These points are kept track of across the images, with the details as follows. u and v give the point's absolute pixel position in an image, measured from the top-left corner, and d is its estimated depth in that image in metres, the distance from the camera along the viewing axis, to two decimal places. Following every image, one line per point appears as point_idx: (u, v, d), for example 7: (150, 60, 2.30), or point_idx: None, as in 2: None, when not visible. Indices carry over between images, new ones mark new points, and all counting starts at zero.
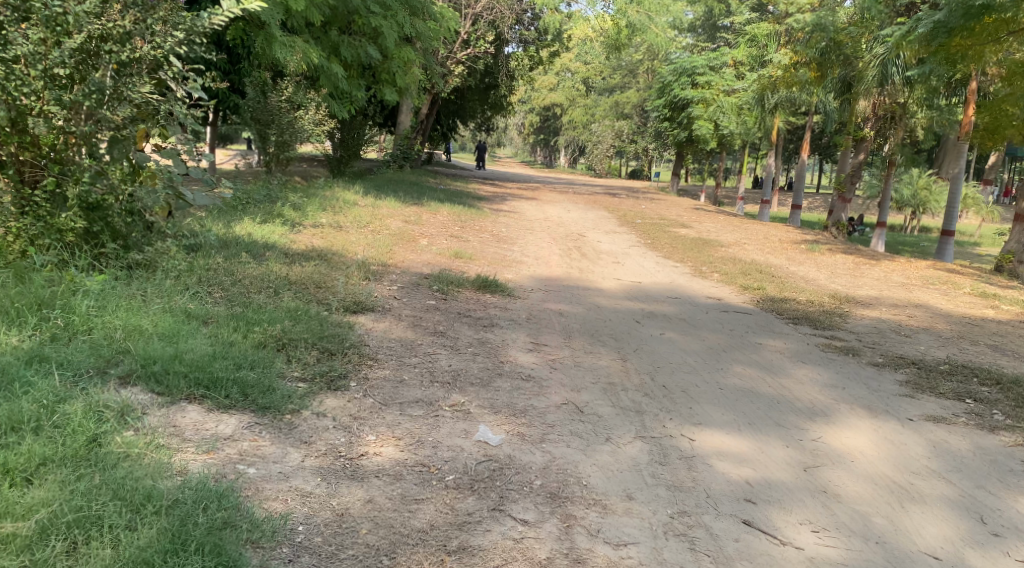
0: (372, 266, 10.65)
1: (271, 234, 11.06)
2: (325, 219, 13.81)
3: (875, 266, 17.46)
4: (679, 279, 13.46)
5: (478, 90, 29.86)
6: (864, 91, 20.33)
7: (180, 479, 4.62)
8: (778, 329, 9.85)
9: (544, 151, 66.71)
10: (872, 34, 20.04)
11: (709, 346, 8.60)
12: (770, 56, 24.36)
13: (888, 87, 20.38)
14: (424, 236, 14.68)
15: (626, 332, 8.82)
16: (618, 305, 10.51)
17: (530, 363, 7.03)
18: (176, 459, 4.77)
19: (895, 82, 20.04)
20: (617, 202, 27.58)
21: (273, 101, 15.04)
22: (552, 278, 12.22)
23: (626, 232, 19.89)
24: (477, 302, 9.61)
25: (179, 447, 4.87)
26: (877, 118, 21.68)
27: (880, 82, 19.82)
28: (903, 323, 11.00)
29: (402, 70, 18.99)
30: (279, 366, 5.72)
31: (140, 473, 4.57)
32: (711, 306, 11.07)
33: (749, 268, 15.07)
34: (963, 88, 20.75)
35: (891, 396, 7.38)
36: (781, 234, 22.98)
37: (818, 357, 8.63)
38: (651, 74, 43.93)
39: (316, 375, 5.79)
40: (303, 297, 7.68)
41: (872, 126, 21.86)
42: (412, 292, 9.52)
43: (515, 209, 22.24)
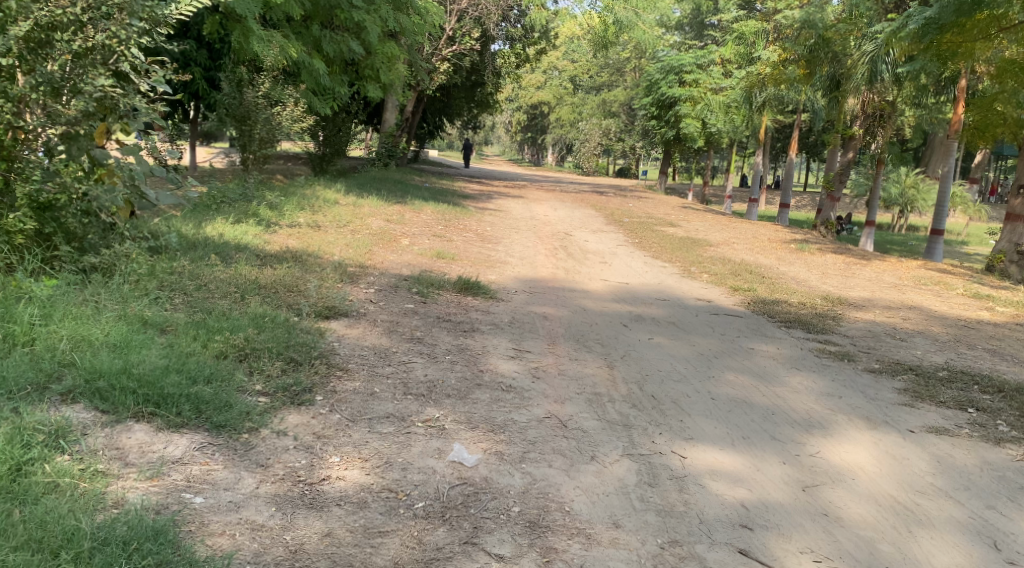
0: (350, 268, 10.26)
1: (245, 235, 10.66)
2: (302, 218, 13.42)
3: (866, 266, 17.15)
4: (667, 280, 13.11)
5: (464, 87, 29.28)
6: (853, 88, 20.01)
7: (114, 514, 4.25)
8: (770, 333, 9.51)
9: (531, 150, 66.36)
10: (861, 32, 19.62)
11: (699, 352, 8.26)
12: (758, 54, 24.05)
13: (877, 85, 20.01)
14: (406, 236, 14.28)
15: (612, 337, 8.46)
16: (605, 308, 10.15)
17: (511, 371, 6.66)
18: (113, 490, 4.41)
19: (884, 80, 19.66)
20: (604, 201, 27.24)
21: (250, 97, 14.61)
22: (537, 279, 11.85)
23: (613, 231, 19.53)
24: (457, 305, 9.23)
25: (119, 475, 4.52)
26: (866, 116, 21.40)
27: (869, 80, 19.40)
28: (898, 326, 10.66)
29: (385, 66, 18.52)
30: (239, 380, 5.36)
31: (66, 509, 4.19)
32: (701, 309, 10.72)
33: (738, 268, 14.73)
34: (952, 86, 20.43)
35: (890, 405, 7.03)
36: (770, 233, 22.69)
37: (811, 363, 8.29)
38: (638, 72, 43.63)
39: (278, 389, 5.43)
40: (272, 302, 7.31)
41: (861, 125, 21.55)
42: (391, 296, 9.15)
43: (501, 207, 21.86)
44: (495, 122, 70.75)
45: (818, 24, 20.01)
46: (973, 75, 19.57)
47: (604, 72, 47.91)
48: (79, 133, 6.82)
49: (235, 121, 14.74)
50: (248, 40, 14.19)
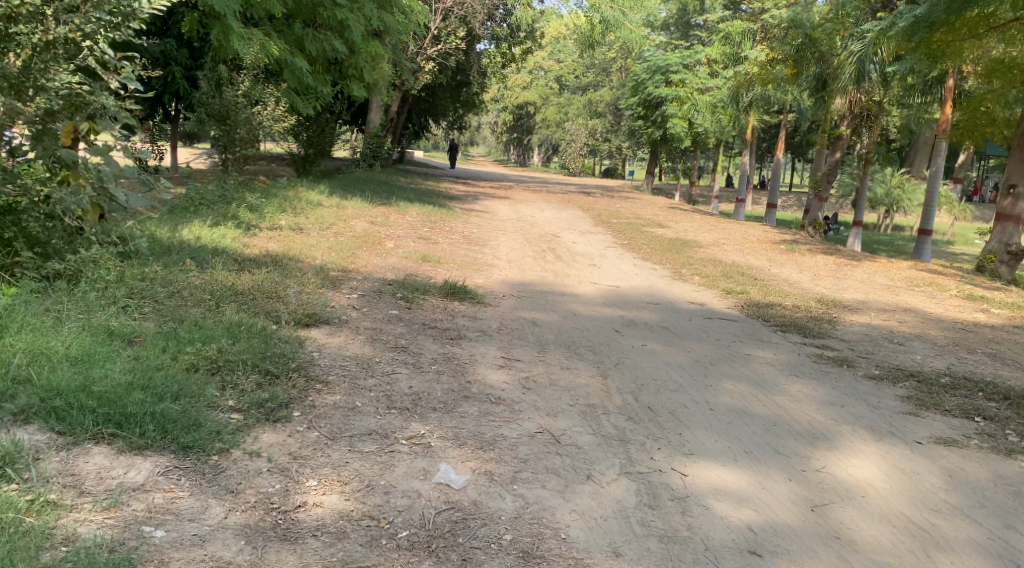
0: (332, 272, 9.92)
1: (224, 238, 10.32)
2: (283, 220, 13.07)
3: (857, 267, 16.92)
4: (658, 282, 12.80)
5: (450, 87, 28.90)
6: (841, 87, 19.80)
7: (62, 554, 3.98)
8: (766, 338, 9.22)
9: (516, 150, 66.01)
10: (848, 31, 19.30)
11: (694, 359, 7.96)
12: (745, 54, 23.81)
13: (865, 86, 19.88)
14: (390, 238, 13.93)
15: (604, 343, 8.16)
16: (596, 313, 9.84)
17: (500, 382, 6.36)
18: (64, 524, 4.14)
19: (872, 80, 19.54)
20: (592, 202, 26.96)
21: (230, 97, 14.25)
22: (524, 283, 11.52)
23: (601, 232, 19.23)
24: (442, 311, 8.90)
25: (72, 506, 4.25)
26: (854, 117, 21.19)
27: (857, 80, 19.23)
28: (895, 329, 10.38)
29: (370, 65, 18.14)
30: (209, 395, 5.07)
31: (10, 549, 3.92)
32: (694, 313, 10.43)
33: (729, 270, 14.43)
34: (938, 87, 20.11)
35: (894, 415, 6.73)
36: (759, 234, 22.46)
37: (811, 370, 8.01)
38: (624, 72, 43.38)
39: (253, 405, 5.14)
40: (249, 310, 7.00)
41: (849, 125, 21.32)
42: (375, 301, 8.81)
43: (487, 209, 21.52)
44: (481, 122, 70.41)
45: (805, 24, 19.78)
46: (962, 74, 19.32)
47: (590, 72, 47.64)
48: (43, 131, 6.61)
49: (214, 121, 14.38)
50: (227, 39, 13.84)
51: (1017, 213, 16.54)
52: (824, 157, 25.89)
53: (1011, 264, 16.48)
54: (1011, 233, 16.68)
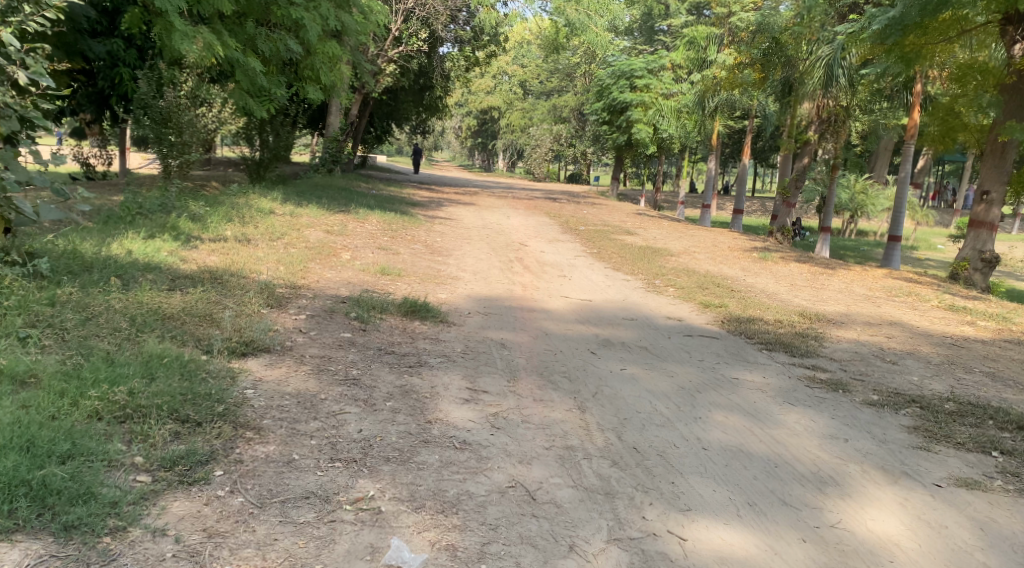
0: (279, 290, 9.13)
1: (160, 257, 9.54)
2: (229, 230, 12.21)
3: (833, 275, 16.33)
4: (631, 295, 12.10)
5: (413, 91, 28.06)
6: (808, 91, 19.04)
7: None
8: (751, 358, 8.50)
9: (482, 156, 65.09)
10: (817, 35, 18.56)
11: (678, 386, 7.20)
12: (711, 58, 23.24)
13: (833, 90, 18.54)
14: (346, 249, 13.07)
15: (580, 368, 7.43)
16: (568, 331, 9.13)
17: (466, 417, 5.70)
18: None
19: (841, 85, 18.42)
20: (558, 208, 26.29)
21: (171, 98, 13.25)
22: (489, 297, 10.74)
23: (569, 240, 18.48)
24: (400, 333, 8.13)
25: None
26: (821, 121, 20.60)
27: (824, 84, 18.16)
28: (885, 344, 9.63)
29: (327, 67, 17.24)
30: (108, 455, 4.57)
31: None
32: (673, 330, 9.72)
33: (704, 281, 13.71)
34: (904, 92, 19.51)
35: (904, 449, 5.98)
36: (729, 241, 21.97)
37: (805, 397, 7.20)
38: (588, 77, 42.70)
39: (163, 465, 4.64)
40: (174, 341, 6.40)
41: (816, 130, 20.80)
42: (326, 324, 8.06)
43: (453, 216, 20.72)
44: (445, 126, 69.43)
45: (773, 27, 19.41)
46: (929, 80, 18.88)
47: (552, 77, 46.92)
48: None
49: (156, 125, 13.33)
50: (170, 37, 13.01)
51: (990, 220, 16.01)
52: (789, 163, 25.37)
53: (984, 272, 15.96)
54: (984, 240, 16.15)
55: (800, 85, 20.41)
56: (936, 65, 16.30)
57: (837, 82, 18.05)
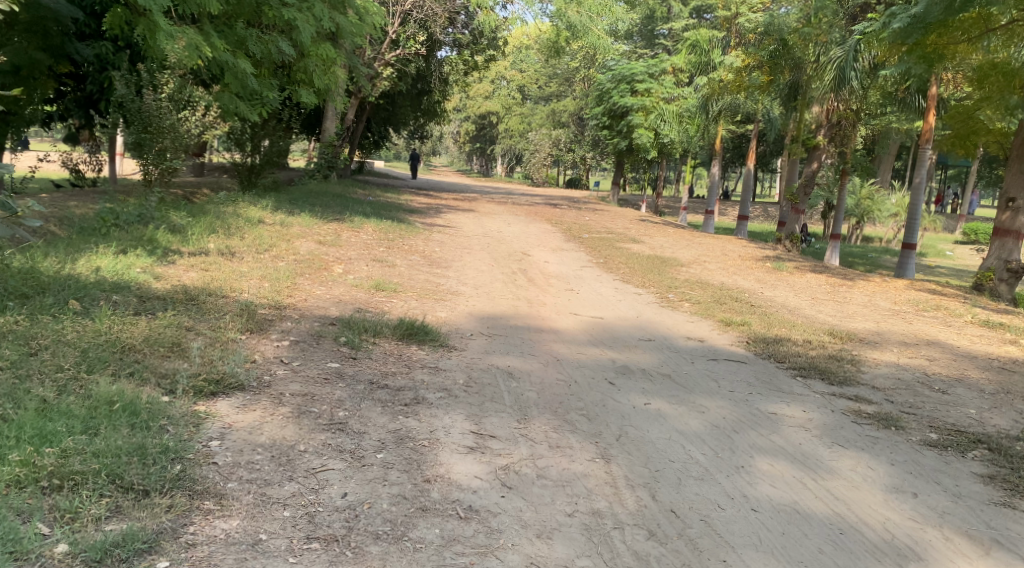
0: (262, 311, 8.29)
1: (132, 276, 8.71)
2: (212, 243, 11.36)
3: (853, 286, 15.42)
4: (645, 312, 11.20)
5: (410, 95, 27.18)
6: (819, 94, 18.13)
7: None
8: (787, 389, 7.55)
9: (480, 160, 64.08)
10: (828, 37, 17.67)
11: (711, 425, 6.29)
12: (716, 60, 22.23)
13: (846, 92, 17.61)
14: (338, 261, 12.18)
15: (599, 403, 6.54)
16: (582, 355, 8.25)
17: (470, 469, 4.97)
18: None
19: (854, 88, 17.56)
20: (560, 214, 25.45)
21: (151, 101, 12.32)
22: (492, 315, 9.85)
23: (573, 250, 17.57)
24: (394, 362, 7.24)
25: None
26: (830, 125, 19.68)
27: (836, 87, 17.24)
28: (930, 368, 8.65)
29: (321, 70, 16.37)
30: (21, 549, 4.06)
31: None
32: (695, 353, 8.85)
33: (721, 295, 12.80)
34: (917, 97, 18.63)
35: (986, 506, 5.11)
36: (739, 249, 21.14)
37: (855, 436, 6.23)
38: (588, 81, 41.81)
39: (90, 557, 4.09)
40: (133, 381, 5.65)
41: (826, 134, 19.81)
42: (311, 352, 7.20)
43: (451, 223, 19.87)
44: (443, 131, 68.61)
45: (783, 29, 18.48)
46: (945, 83, 18.00)
47: (552, 81, 46.13)
48: None
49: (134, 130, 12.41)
50: (154, 38, 12.15)
51: (1016, 227, 15.01)
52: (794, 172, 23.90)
53: (1011, 283, 14.95)
54: (1010, 249, 15.10)
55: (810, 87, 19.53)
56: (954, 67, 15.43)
57: (849, 85, 17.06)
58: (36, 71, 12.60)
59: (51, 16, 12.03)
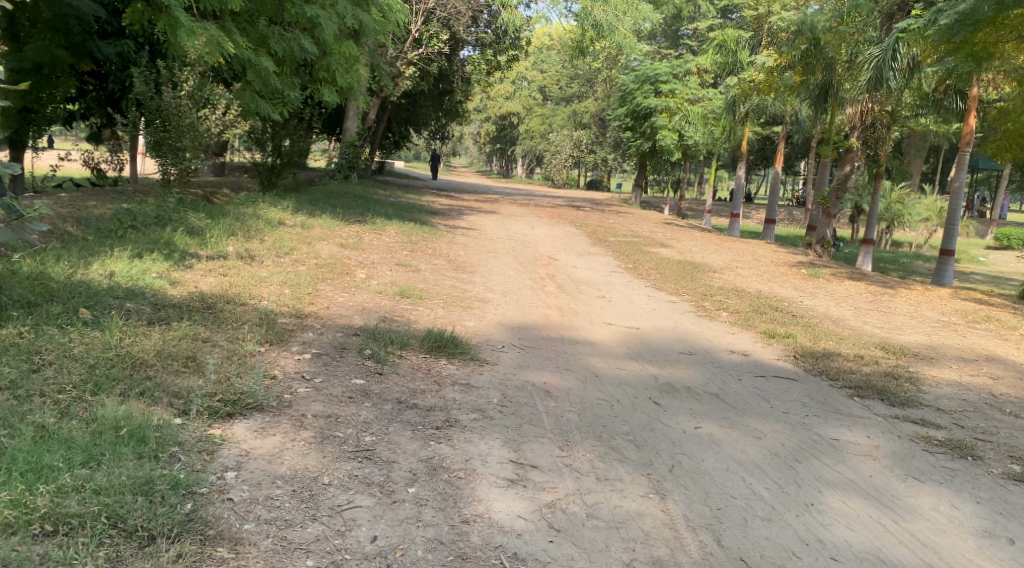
0: (282, 321, 7.81)
1: (147, 282, 8.25)
2: (231, 246, 10.93)
3: (894, 294, 14.81)
4: (682, 323, 10.65)
5: (432, 95, 26.60)
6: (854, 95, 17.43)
7: None
8: (845, 410, 7.01)
9: (499, 161, 63.48)
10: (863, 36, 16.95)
11: (769, 452, 5.77)
12: (745, 60, 21.56)
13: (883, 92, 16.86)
14: (361, 266, 11.70)
15: (645, 427, 6.02)
16: (622, 371, 7.73)
17: (512, 507, 4.69)
18: None
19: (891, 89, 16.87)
20: (583, 217, 24.92)
21: (170, 99, 11.86)
22: (523, 325, 9.33)
23: (600, 254, 17.03)
24: (422, 378, 6.75)
25: None
26: (864, 127, 18.98)
27: (873, 86, 16.23)
28: (996, 388, 8.05)
29: (344, 68, 15.91)
30: None
31: None
32: (741, 368, 8.33)
33: (759, 304, 12.23)
34: (957, 99, 17.92)
35: None
36: (771, 254, 20.55)
37: (928, 467, 5.70)
38: (611, 82, 41.22)
39: None
40: (143, 400, 5.19)
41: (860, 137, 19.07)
42: (334, 366, 6.71)
43: (475, 225, 19.38)
44: (462, 132, 68.14)
45: (815, 27, 17.64)
46: (985, 85, 17.21)
47: (573, 82, 45.51)
48: None
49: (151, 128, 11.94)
50: (175, 34, 11.71)
51: None
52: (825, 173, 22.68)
53: None
54: None
55: (844, 87, 18.76)
56: (999, 66, 14.62)
57: (887, 85, 16.10)
58: (57, 69, 12.31)
59: (73, 12, 11.69)
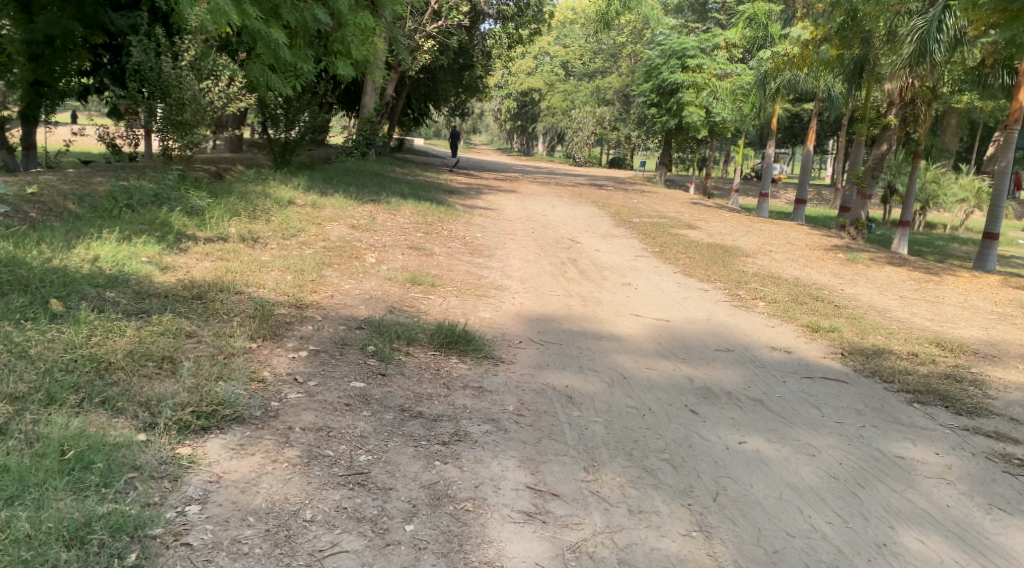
0: (279, 312, 7.08)
1: (134, 266, 7.57)
2: (233, 227, 10.23)
3: (938, 282, 13.95)
4: (716, 313, 9.85)
5: (452, 70, 25.64)
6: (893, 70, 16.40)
7: None
8: (905, 420, 6.21)
9: (520, 139, 62.59)
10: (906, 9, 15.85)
11: (828, 474, 5.04)
12: (776, 33, 20.54)
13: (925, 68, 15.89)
14: (371, 249, 10.98)
15: (683, 441, 5.31)
16: (652, 371, 6.96)
17: (527, 551, 4.22)
18: None
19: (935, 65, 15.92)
20: (606, 196, 24.11)
21: (170, 69, 11.11)
22: (543, 317, 8.56)
23: (625, 236, 16.22)
24: (430, 381, 6.00)
25: None
26: (901, 104, 17.87)
27: (915, 60, 14.48)
28: None
29: (360, 41, 15.02)
30: None
31: None
32: (784, 369, 7.55)
33: (797, 293, 11.40)
34: (1002, 74, 16.84)
35: None
36: (803, 237, 19.67)
37: (1015, 494, 5.00)
38: (636, 58, 40.17)
39: None
40: (104, 411, 4.68)
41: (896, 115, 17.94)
42: (332, 366, 5.99)
43: (494, 205, 18.63)
44: (484, 110, 67.20)
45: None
46: None
47: (596, 58, 44.44)
48: None
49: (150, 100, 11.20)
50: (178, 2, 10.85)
51: None
52: (860, 152, 21.55)
53: None
54: None
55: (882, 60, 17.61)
56: None
57: (931, 58, 14.31)
58: (71, 42, 11.90)
59: None
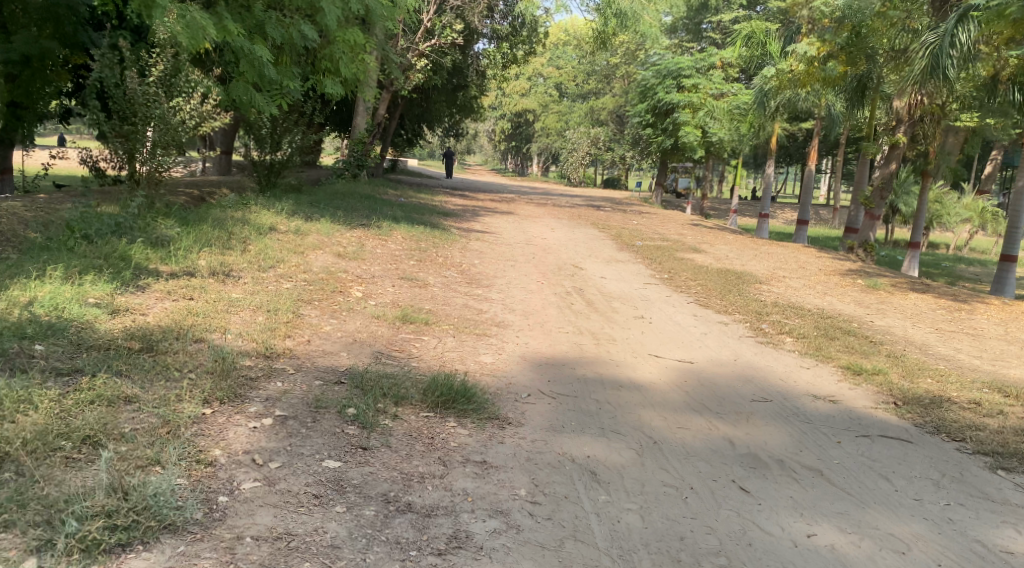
0: (245, 364, 5.85)
1: (76, 310, 6.46)
2: (203, 260, 9.09)
3: (970, 310, 12.94)
4: (743, 351, 8.76)
5: (446, 90, 24.58)
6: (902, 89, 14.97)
7: None
8: (997, 495, 5.11)
9: (514, 159, 61.47)
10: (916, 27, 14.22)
11: None
12: (771, 56, 19.64)
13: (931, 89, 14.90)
14: (358, 280, 9.93)
15: (742, 537, 4.52)
16: (683, 429, 5.96)
17: None
18: None
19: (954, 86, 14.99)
20: (606, 218, 23.10)
21: (134, 86, 9.81)
22: (552, 360, 7.47)
23: (630, 262, 15.21)
24: (422, 455, 4.91)
25: None
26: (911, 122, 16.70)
27: (928, 72, 12.65)
28: None
29: (348, 58, 13.94)
30: None
31: None
32: (836, 425, 6.42)
33: (827, 325, 10.35)
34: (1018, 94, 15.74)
35: None
36: (816, 260, 18.66)
37: None
38: (631, 78, 39.20)
39: None
40: None
41: (908, 133, 16.84)
42: (303, 439, 4.86)
43: (491, 228, 17.62)
44: (477, 130, 66.13)
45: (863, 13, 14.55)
46: None
47: (589, 78, 43.31)
48: None
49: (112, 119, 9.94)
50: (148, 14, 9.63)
51: None
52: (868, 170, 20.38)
53: None
54: None
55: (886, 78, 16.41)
56: None
57: (944, 74, 12.50)
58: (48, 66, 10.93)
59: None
